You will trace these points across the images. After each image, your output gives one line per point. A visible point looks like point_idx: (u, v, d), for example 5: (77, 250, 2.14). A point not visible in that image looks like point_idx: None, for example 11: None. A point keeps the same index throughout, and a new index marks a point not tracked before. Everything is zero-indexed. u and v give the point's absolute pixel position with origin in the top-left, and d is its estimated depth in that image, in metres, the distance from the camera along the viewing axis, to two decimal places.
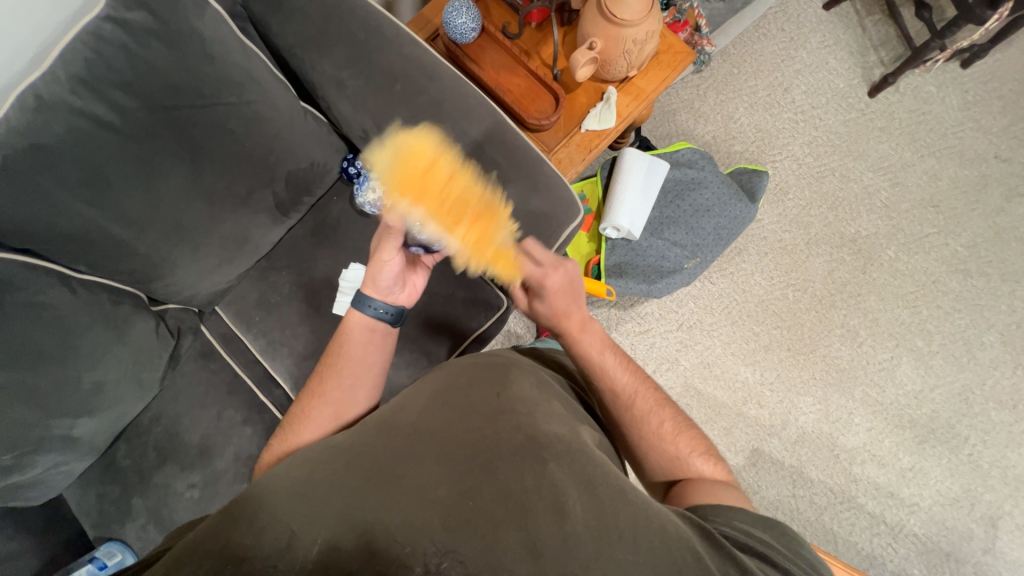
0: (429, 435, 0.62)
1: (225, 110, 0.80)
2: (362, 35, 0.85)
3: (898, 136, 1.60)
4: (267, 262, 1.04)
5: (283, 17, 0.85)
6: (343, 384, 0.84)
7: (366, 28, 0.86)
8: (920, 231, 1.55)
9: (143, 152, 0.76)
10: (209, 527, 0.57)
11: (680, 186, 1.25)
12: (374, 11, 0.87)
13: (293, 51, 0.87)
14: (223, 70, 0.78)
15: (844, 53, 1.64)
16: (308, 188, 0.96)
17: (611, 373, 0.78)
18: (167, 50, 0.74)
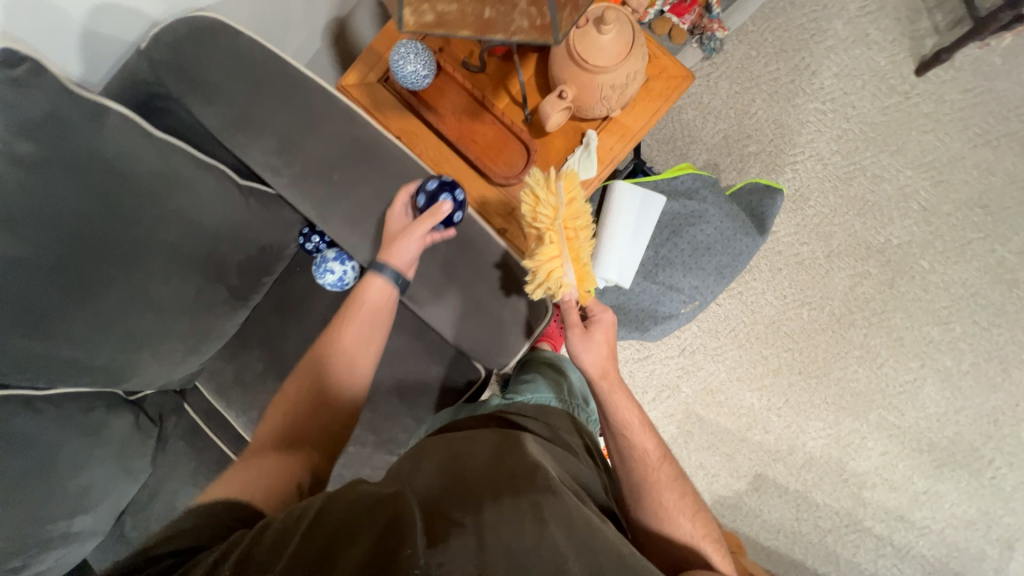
0: (428, 480, 0.57)
1: (153, 219, 0.74)
2: (294, 114, 0.77)
3: (947, 124, 1.36)
4: (237, 339, 1.01)
5: (201, 101, 0.76)
6: (358, 334, 0.81)
7: (293, 105, 0.77)
8: (962, 237, 1.37)
9: (73, 282, 0.70)
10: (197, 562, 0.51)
11: (678, 222, 1.11)
12: (300, 85, 0.78)
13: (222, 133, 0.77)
14: (142, 180, 0.73)
15: (889, 20, 1.37)
16: (264, 270, 0.92)
17: (639, 438, 0.79)
18: (70, 175, 0.66)
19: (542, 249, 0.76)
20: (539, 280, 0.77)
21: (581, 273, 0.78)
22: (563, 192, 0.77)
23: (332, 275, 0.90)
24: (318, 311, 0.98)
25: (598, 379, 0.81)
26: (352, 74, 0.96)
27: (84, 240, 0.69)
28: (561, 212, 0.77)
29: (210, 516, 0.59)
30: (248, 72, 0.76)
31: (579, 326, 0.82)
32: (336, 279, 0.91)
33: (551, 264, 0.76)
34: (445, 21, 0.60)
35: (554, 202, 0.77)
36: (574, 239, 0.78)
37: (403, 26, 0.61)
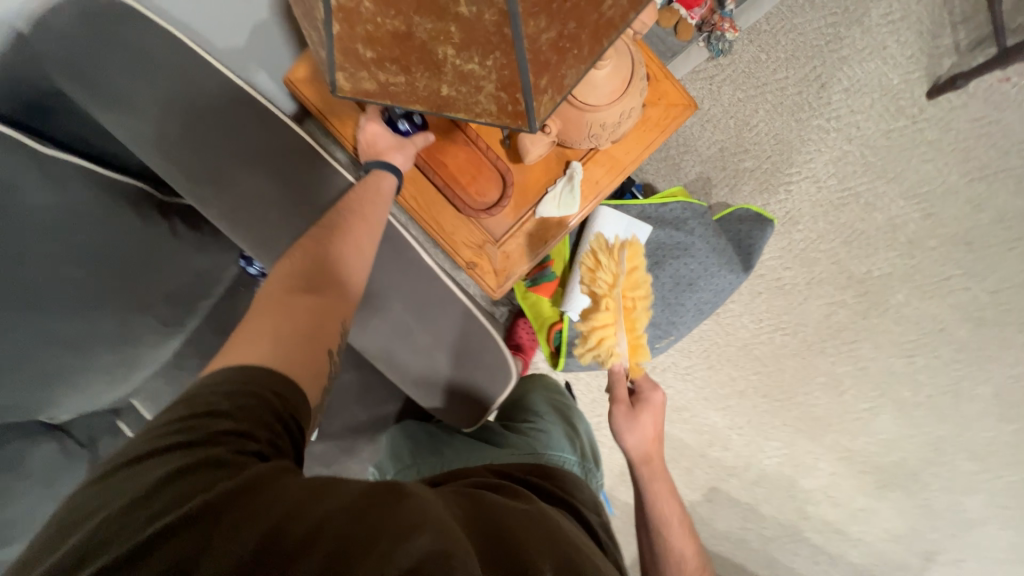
0: (465, 509, 0.53)
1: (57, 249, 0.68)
2: (238, 154, 0.79)
3: (949, 154, 1.30)
4: (174, 360, 0.92)
5: (135, 129, 0.77)
6: (373, 207, 0.75)
7: (233, 143, 0.79)
8: (942, 272, 1.35)
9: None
10: (243, 475, 0.46)
11: (663, 252, 1.05)
12: (225, 113, 0.79)
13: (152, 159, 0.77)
14: (41, 210, 0.66)
15: (910, 33, 1.26)
16: (197, 295, 0.86)
17: (675, 537, 0.79)
18: None
19: (598, 314, 0.79)
20: (591, 344, 0.81)
21: (635, 344, 0.81)
22: (626, 262, 0.81)
23: None
24: None
25: (641, 463, 0.83)
26: (301, 68, 0.82)
27: None
28: (621, 281, 0.80)
29: (239, 396, 0.52)
30: (192, 110, 0.77)
31: (624, 403, 0.83)
32: None
33: (605, 331, 0.79)
34: (394, 93, 0.47)
35: (614, 270, 0.81)
36: (631, 309, 0.81)
37: (338, 91, 0.47)
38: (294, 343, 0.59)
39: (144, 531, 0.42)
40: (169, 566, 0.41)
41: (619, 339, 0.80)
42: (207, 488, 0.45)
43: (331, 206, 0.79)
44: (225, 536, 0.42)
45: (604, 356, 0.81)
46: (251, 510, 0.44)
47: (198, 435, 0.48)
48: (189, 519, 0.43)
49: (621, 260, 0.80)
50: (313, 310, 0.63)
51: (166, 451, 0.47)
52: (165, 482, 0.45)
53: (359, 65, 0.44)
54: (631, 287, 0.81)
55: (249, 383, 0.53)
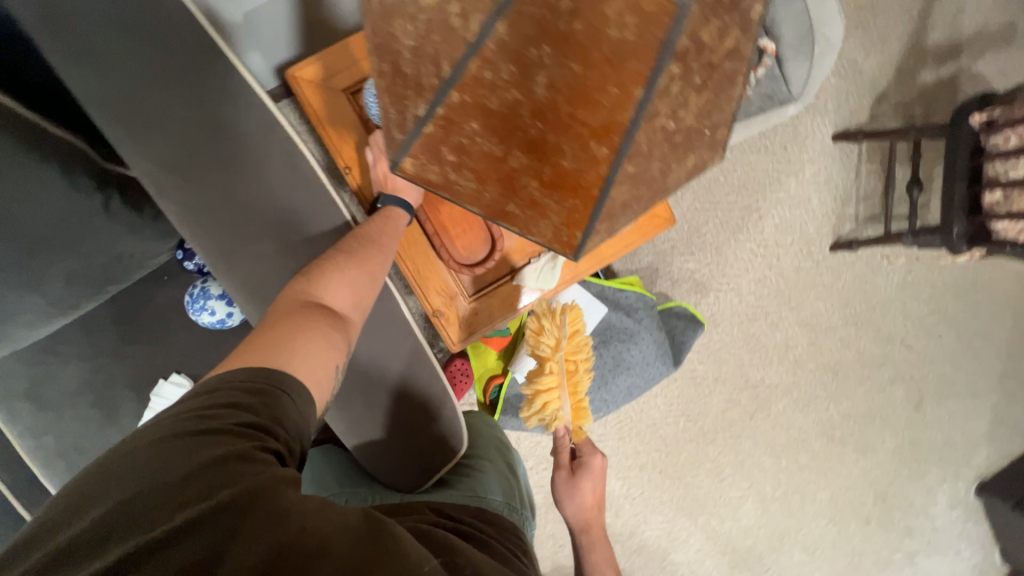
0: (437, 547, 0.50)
1: None
2: (236, 150, 0.63)
3: (835, 298, 1.58)
4: (49, 340, 0.76)
5: (100, 88, 0.61)
6: (394, 227, 0.71)
7: (235, 136, 0.63)
8: (813, 392, 1.62)
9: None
10: (261, 474, 0.42)
11: (611, 333, 1.12)
12: (221, 92, 0.63)
13: (109, 127, 0.62)
14: None
15: (828, 195, 1.53)
16: (110, 280, 0.70)
17: None
18: None
19: (542, 379, 0.76)
20: (533, 409, 0.77)
21: (578, 408, 0.79)
22: (568, 325, 0.77)
23: (209, 314, 0.72)
24: (180, 337, 0.78)
25: (580, 529, 0.86)
26: (310, 67, 0.76)
27: None
28: (562, 345, 0.76)
29: (257, 395, 0.47)
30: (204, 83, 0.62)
31: (566, 469, 0.86)
32: (215, 319, 0.73)
33: (550, 395, 0.77)
34: (455, 190, 0.42)
35: (556, 333, 0.77)
36: (574, 373, 0.78)
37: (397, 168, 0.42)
38: (296, 350, 0.53)
39: (161, 526, 0.38)
40: (185, 565, 0.37)
41: (562, 406, 0.78)
42: (228, 481, 0.40)
43: (323, 215, 0.66)
44: (243, 535, 0.38)
45: (545, 421, 0.79)
46: (264, 512, 0.40)
47: (213, 425, 0.44)
48: (210, 514, 0.39)
49: (564, 324, 0.77)
50: (324, 320, 0.58)
51: (180, 439, 0.42)
52: (188, 474, 0.40)
53: (433, 159, 0.41)
54: (574, 352, 0.78)
55: (268, 386, 0.48)
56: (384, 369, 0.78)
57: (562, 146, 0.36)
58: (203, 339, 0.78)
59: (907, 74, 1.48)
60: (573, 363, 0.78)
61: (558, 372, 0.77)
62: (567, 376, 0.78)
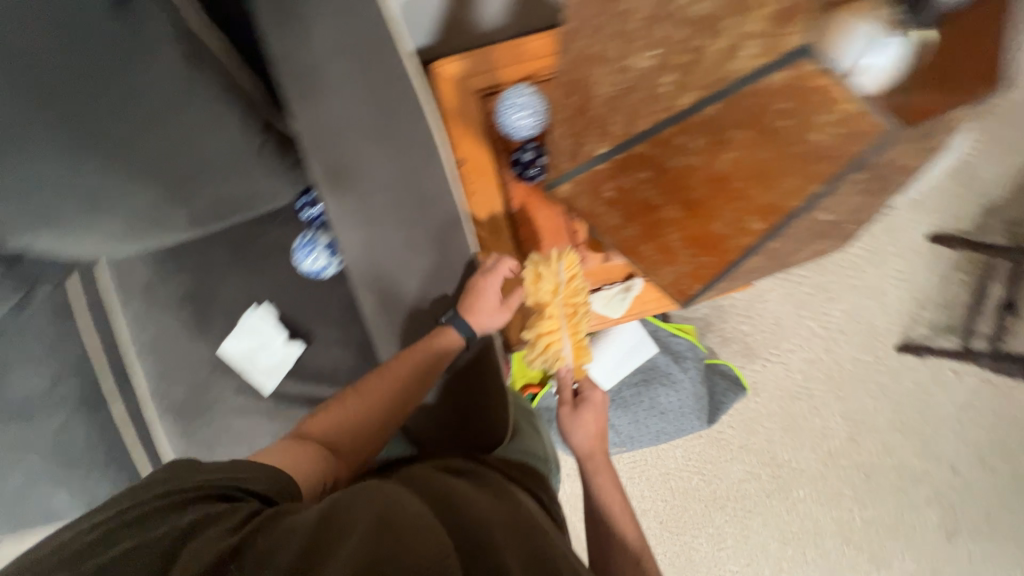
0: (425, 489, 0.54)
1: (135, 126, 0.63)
2: (361, 115, 0.65)
3: (887, 400, 1.51)
4: (169, 249, 0.86)
5: (291, 50, 0.64)
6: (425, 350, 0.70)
7: (386, 104, 0.65)
8: (838, 488, 1.55)
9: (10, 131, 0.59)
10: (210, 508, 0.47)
11: (653, 374, 1.12)
12: (385, 67, 0.65)
13: (284, 80, 0.65)
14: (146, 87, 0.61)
15: (907, 294, 1.47)
16: (239, 210, 0.76)
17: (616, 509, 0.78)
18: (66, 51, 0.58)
19: (542, 322, 0.74)
20: (535, 352, 0.75)
21: (578, 346, 0.77)
22: (565, 269, 0.75)
23: (311, 261, 0.79)
24: (277, 274, 0.86)
25: (584, 459, 0.83)
26: (454, 65, 0.82)
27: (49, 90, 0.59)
28: (562, 287, 0.74)
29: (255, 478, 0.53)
30: (346, 39, 0.64)
31: (568, 405, 0.84)
32: (314, 266, 0.80)
33: (551, 337, 0.75)
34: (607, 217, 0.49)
35: (555, 278, 0.74)
36: (574, 316, 0.76)
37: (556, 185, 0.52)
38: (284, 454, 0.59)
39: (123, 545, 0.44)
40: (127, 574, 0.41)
41: (565, 349, 0.76)
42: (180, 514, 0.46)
43: (439, 194, 0.67)
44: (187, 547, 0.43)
45: (547, 364, 0.77)
46: (209, 531, 0.44)
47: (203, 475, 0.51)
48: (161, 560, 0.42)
49: (559, 267, 0.75)
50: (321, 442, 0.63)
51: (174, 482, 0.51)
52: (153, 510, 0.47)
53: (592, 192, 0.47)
54: (572, 292, 0.75)
55: (242, 466, 0.53)
56: None
57: (723, 214, 0.40)
58: (296, 281, 0.86)
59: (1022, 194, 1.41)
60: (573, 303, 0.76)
61: (558, 315, 0.75)
62: (568, 317, 0.75)
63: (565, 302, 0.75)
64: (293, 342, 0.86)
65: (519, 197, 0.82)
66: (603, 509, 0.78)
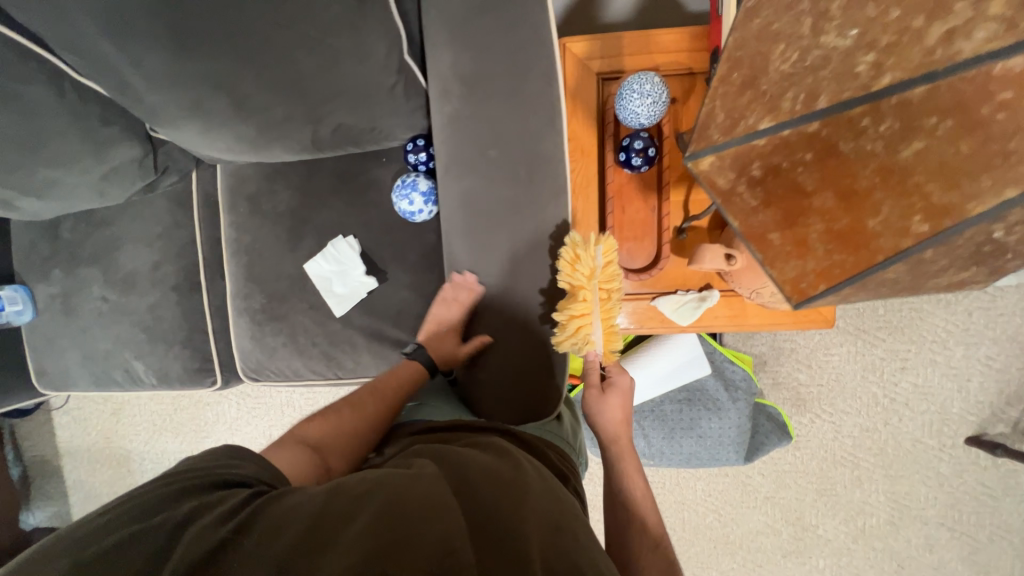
0: (437, 457, 0.53)
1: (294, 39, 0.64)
2: (469, 81, 0.65)
3: (943, 492, 1.38)
4: (282, 166, 0.92)
5: None
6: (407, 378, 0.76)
7: (521, 61, 0.64)
8: (863, 571, 1.43)
9: (187, 26, 0.62)
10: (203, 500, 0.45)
11: (700, 396, 1.09)
12: (531, 29, 0.64)
13: (429, 15, 0.66)
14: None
15: (994, 386, 1.34)
16: (356, 142, 0.81)
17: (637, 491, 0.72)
18: None
19: (571, 306, 0.65)
20: (562, 338, 0.66)
21: (609, 333, 0.68)
22: (603, 253, 0.66)
23: (407, 203, 0.82)
24: (370, 210, 0.91)
25: (608, 441, 0.77)
26: (584, 44, 0.83)
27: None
28: (597, 272, 0.65)
29: (254, 468, 0.52)
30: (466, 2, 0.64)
31: (595, 388, 0.80)
32: (408, 209, 0.83)
33: (583, 321, 0.65)
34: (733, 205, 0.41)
35: (592, 262, 0.65)
36: (608, 302, 0.67)
37: (691, 162, 0.42)
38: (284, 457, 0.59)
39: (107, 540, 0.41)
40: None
41: (597, 338, 0.67)
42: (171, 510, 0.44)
43: (550, 162, 0.66)
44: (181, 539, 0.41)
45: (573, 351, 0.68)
46: (203, 523, 0.42)
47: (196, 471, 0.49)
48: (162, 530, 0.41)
49: (597, 252, 0.66)
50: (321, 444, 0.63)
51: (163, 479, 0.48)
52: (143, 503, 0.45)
53: (737, 169, 0.39)
54: (607, 278, 0.66)
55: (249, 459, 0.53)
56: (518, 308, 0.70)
57: (883, 204, 0.31)
58: (385, 219, 0.91)
59: None
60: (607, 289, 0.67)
61: (591, 302, 0.65)
62: (601, 304, 0.66)
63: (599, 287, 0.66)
64: (369, 276, 0.91)
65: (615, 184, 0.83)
66: (626, 490, 0.72)
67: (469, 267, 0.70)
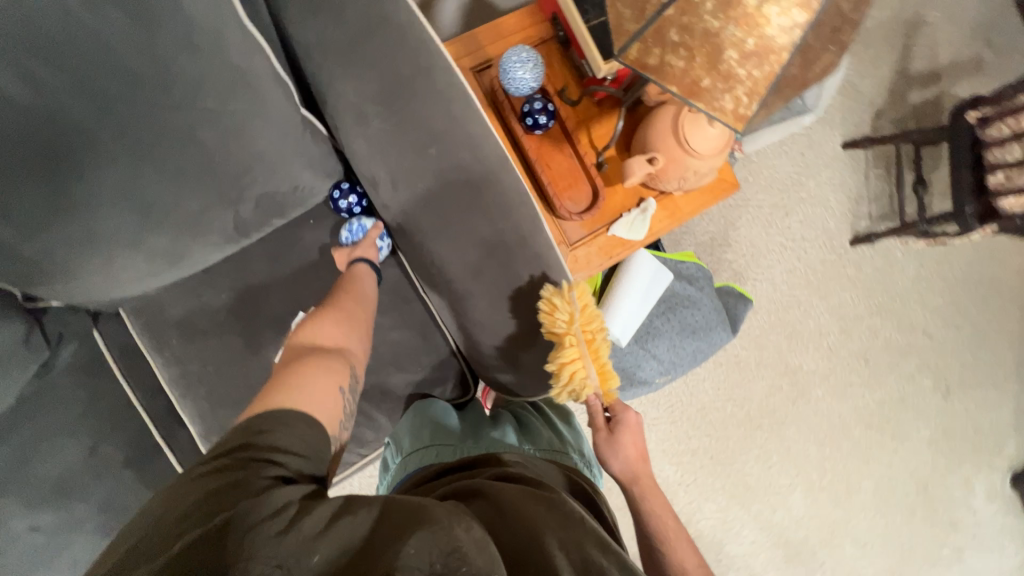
0: (475, 490, 0.52)
1: (198, 117, 0.61)
2: (381, 99, 0.68)
3: (858, 289, 1.70)
4: (203, 274, 0.83)
5: (325, 32, 0.66)
6: (361, 290, 0.79)
7: (421, 63, 0.68)
8: (847, 379, 1.69)
9: (70, 147, 0.56)
10: (253, 498, 0.43)
11: (676, 300, 1.21)
12: (419, 37, 0.68)
13: (311, 54, 0.67)
14: (190, 78, 0.58)
15: (844, 196, 1.71)
16: (281, 211, 0.77)
17: (671, 541, 0.68)
18: (108, 53, 0.53)
19: (562, 352, 0.68)
20: (561, 383, 0.69)
21: (604, 372, 0.70)
22: (579, 298, 0.71)
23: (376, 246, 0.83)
24: (322, 272, 0.86)
25: (629, 484, 0.72)
26: (450, 49, 0.91)
27: (113, 103, 0.56)
28: (575, 317, 0.69)
29: (286, 433, 0.51)
30: (344, 33, 0.66)
31: (603, 430, 0.73)
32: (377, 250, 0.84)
33: (574, 365, 0.68)
34: (665, 74, 0.54)
35: (570, 307, 0.69)
36: (595, 344, 0.70)
37: (621, 56, 0.55)
38: (298, 390, 0.57)
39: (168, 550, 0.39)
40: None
41: (590, 376, 0.69)
42: (222, 510, 0.41)
43: (485, 137, 0.71)
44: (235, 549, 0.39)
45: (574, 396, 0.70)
46: (258, 530, 0.40)
47: (235, 457, 0.47)
48: (213, 531, 0.40)
49: (573, 296, 0.70)
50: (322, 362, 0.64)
51: (202, 473, 0.46)
52: (190, 506, 0.42)
53: (658, 43, 0.52)
54: (587, 321, 0.70)
55: (272, 420, 0.51)
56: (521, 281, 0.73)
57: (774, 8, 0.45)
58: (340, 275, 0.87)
59: (899, 95, 1.73)
60: (590, 331, 0.70)
61: (578, 345, 0.68)
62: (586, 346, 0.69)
63: (583, 330, 0.70)
64: None
65: (533, 148, 0.91)
66: (653, 530, 0.69)
67: (458, 258, 0.72)
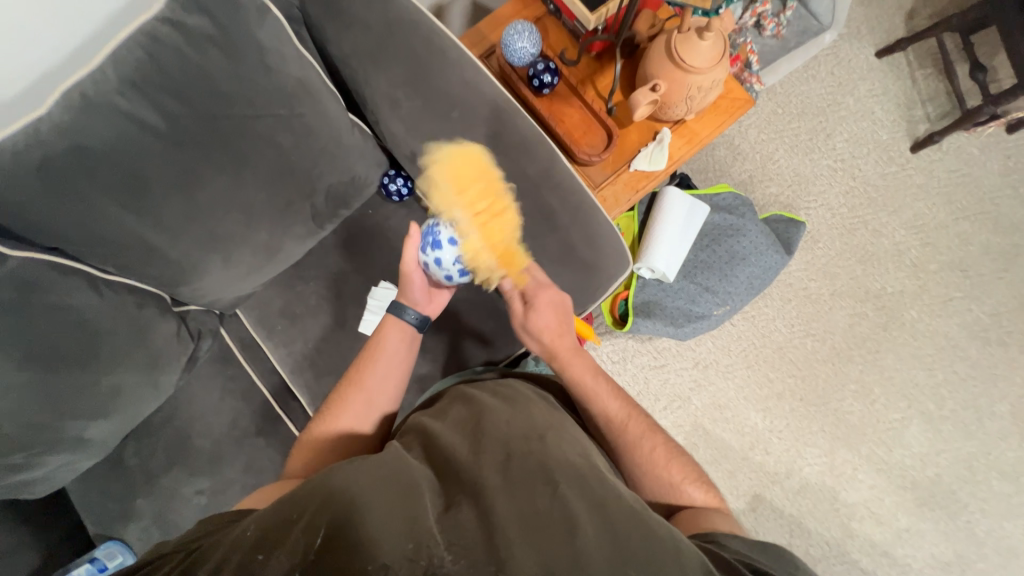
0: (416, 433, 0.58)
1: (275, 123, 0.79)
2: (407, 83, 0.82)
3: (935, 196, 1.56)
4: (294, 269, 1.01)
5: (357, 41, 0.82)
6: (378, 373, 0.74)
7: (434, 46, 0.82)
8: (945, 294, 1.52)
9: (192, 164, 0.75)
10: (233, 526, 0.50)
11: (718, 231, 1.22)
12: (429, 26, 0.82)
13: (348, 62, 0.84)
14: (264, 96, 0.76)
15: (891, 104, 1.61)
16: (346, 201, 0.92)
17: (602, 399, 0.71)
18: (211, 83, 0.73)
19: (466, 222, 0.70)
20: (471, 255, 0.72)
21: (507, 250, 0.72)
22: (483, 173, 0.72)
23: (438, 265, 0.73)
24: (384, 252, 1.00)
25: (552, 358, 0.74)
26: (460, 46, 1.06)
27: (217, 124, 0.75)
28: (477, 189, 0.71)
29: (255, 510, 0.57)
30: (371, 37, 0.81)
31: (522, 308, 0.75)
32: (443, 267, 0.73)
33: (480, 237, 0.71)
34: None
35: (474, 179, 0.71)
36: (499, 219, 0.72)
37: None
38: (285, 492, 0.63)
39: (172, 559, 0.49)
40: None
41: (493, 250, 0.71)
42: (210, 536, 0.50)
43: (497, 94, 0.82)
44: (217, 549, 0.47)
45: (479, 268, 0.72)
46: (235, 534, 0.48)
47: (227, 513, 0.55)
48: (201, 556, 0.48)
49: (478, 167, 0.72)
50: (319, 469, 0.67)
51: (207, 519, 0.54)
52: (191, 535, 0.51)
53: None
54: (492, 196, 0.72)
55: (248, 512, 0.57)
56: (552, 210, 0.81)
57: None
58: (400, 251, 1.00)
59: None
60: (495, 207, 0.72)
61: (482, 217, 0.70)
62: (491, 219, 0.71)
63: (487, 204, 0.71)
64: None
65: (546, 107, 1.00)
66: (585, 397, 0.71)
67: None
